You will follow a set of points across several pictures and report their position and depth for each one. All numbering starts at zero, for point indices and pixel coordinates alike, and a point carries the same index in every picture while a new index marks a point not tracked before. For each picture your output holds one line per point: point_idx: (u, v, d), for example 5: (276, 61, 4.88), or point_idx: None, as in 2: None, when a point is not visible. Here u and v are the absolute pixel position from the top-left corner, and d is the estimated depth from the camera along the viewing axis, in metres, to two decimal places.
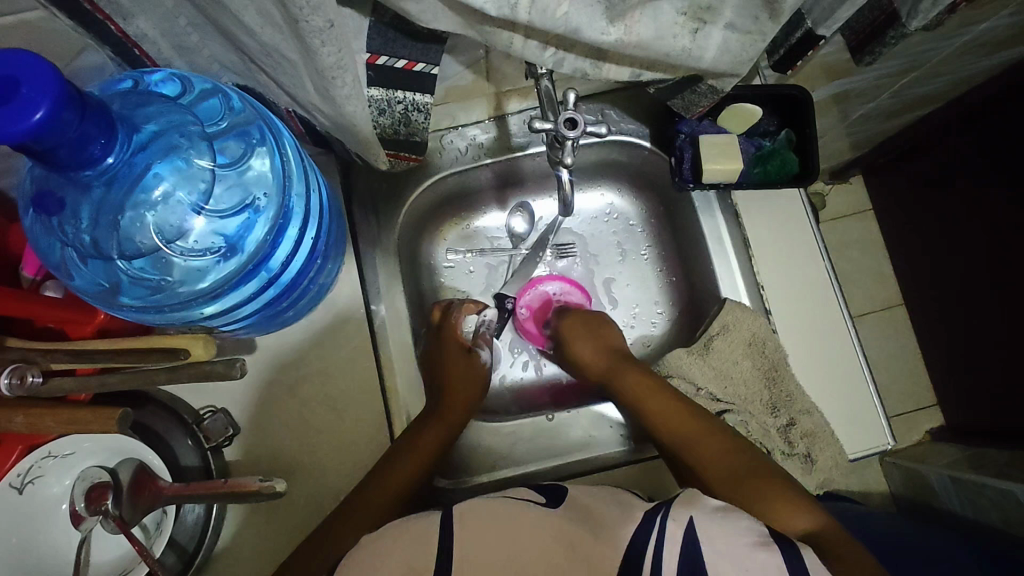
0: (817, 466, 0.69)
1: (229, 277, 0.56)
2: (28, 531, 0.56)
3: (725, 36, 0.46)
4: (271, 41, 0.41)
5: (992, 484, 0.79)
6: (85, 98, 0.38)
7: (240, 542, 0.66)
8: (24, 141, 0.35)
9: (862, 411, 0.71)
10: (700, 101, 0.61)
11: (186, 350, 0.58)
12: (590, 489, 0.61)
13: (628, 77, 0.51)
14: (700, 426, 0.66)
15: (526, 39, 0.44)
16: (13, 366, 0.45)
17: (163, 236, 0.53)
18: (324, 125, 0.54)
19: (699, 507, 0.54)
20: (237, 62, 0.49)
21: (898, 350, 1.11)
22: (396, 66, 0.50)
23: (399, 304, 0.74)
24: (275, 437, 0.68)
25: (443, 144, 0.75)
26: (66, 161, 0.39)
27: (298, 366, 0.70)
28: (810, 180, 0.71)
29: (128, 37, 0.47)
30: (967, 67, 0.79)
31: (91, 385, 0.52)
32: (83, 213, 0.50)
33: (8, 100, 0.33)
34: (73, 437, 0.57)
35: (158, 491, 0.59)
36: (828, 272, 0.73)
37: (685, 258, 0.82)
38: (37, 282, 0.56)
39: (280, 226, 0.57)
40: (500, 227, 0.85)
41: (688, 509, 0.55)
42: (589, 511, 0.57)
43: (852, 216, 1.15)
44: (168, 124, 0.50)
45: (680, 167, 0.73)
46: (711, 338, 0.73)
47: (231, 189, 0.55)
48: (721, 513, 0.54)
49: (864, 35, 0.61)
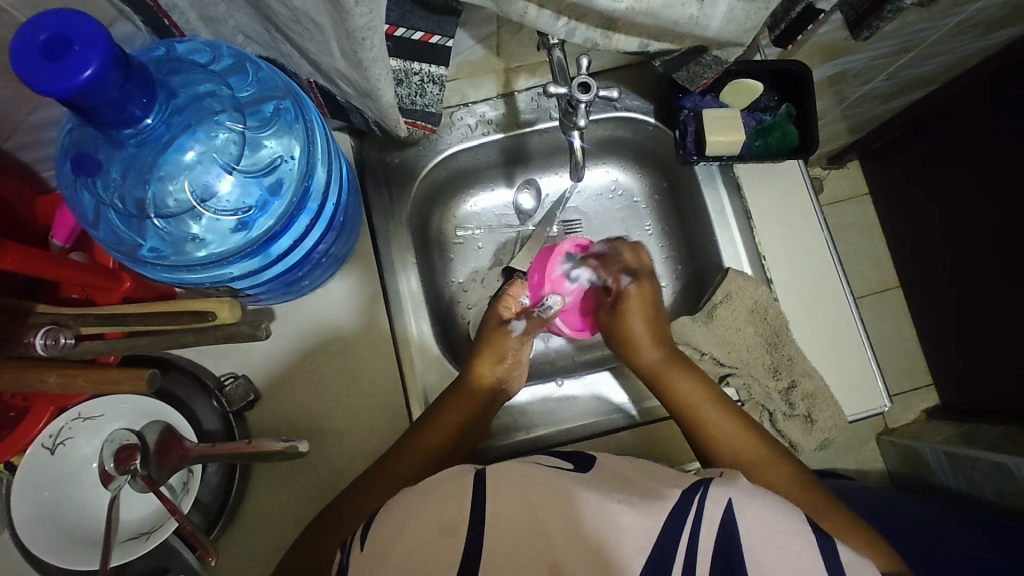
0: (817, 426, 0.73)
1: (257, 238, 0.58)
2: (61, 488, 0.59)
3: (731, 5, 0.48)
4: (302, 5, 0.43)
5: (988, 458, 0.82)
6: (129, 61, 0.40)
7: (260, 509, 0.68)
8: (73, 97, 0.37)
9: (859, 373, 0.75)
10: (704, 73, 0.63)
11: (214, 313, 0.60)
12: (618, 459, 0.61)
13: (636, 48, 0.53)
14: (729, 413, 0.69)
15: (540, 9, 0.46)
16: (47, 328, 0.49)
17: (196, 195, 0.56)
18: (346, 94, 0.56)
19: (737, 488, 0.54)
20: (262, 33, 0.53)
21: (894, 330, 1.14)
22: (414, 38, 0.52)
23: (413, 277, 0.77)
24: (293, 408, 0.71)
25: (453, 121, 0.78)
26: (107, 119, 0.41)
27: (316, 339, 0.72)
28: (809, 152, 0.73)
29: (160, 7, 0.49)
30: (962, 48, 0.81)
31: (120, 348, 0.53)
32: (119, 170, 0.53)
33: (62, 57, 0.36)
34: (101, 399, 0.60)
35: (183, 451, 0.60)
36: (828, 244, 0.76)
37: (688, 233, 0.84)
38: (66, 250, 0.57)
39: (306, 188, 0.58)
40: (507, 204, 0.87)
41: (724, 488, 0.54)
42: (623, 479, 0.57)
43: (848, 199, 1.18)
44: (201, 90, 0.53)
45: (683, 141, 0.75)
46: (714, 306, 0.75)
47: (261, 152, 0.57)
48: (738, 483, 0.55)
49: (863, 10, 0.62)
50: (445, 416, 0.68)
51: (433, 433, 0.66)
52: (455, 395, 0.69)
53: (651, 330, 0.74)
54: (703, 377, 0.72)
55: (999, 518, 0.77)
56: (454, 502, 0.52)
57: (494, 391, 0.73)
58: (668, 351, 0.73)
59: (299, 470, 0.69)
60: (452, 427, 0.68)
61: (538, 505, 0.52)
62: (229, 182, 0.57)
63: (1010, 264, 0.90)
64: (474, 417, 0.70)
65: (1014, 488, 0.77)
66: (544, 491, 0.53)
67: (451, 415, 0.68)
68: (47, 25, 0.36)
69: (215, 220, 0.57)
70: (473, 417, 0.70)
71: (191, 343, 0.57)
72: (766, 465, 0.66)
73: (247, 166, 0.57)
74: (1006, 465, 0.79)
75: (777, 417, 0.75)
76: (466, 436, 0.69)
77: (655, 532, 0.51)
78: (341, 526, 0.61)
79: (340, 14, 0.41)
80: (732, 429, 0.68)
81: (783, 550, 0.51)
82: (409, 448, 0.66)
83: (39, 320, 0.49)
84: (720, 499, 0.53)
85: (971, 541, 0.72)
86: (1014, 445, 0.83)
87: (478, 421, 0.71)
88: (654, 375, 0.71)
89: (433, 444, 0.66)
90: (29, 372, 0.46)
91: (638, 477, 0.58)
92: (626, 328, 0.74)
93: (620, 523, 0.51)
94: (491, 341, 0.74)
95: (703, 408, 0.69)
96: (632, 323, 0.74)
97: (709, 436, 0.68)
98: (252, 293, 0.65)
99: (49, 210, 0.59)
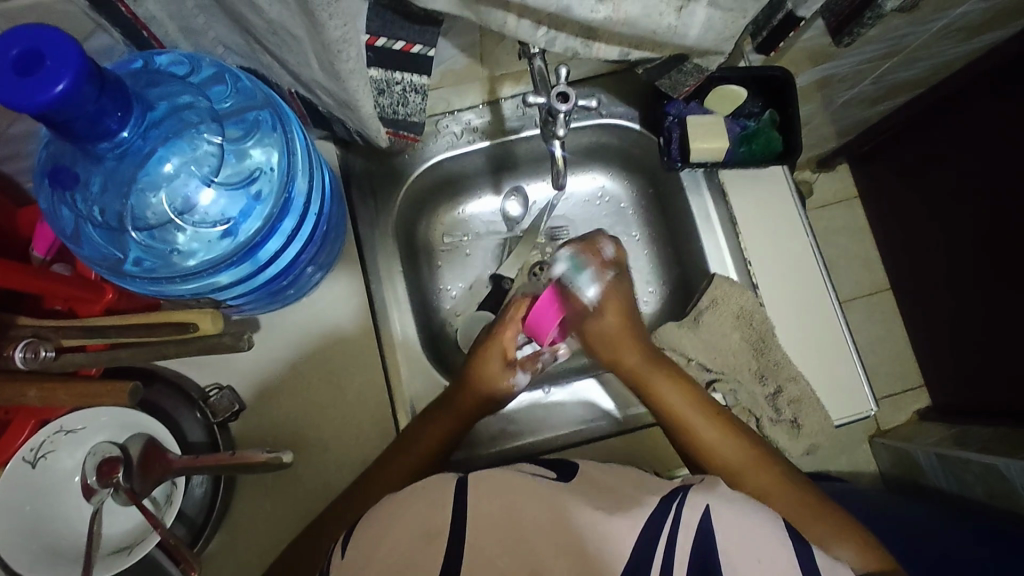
0: (803, 431, 0.73)
1: (239, 249, 0.57)
2: (42, 501, 0.58)
3: (709, 14, 0.49)
4: (278, 17, 0.43)
5: (977, 460, 0.82)
6: (104, 74, 0.40)
7: (246, 519, 0.68)
8: (46, 112, 0.37)
9: (846, 378, 0.75)
10: (686, 81, 0.63)
11: (195, 324, 0.60)
12: (602, 466, 0.61)
13: (617, 56, 0.53)
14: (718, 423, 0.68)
15: (520, 18, 0.46)
16: (28, 341, 0.48)
17: (175, 208, 0.56)
18: (326, 104, 0.56)
19: (714, 493, 0.54)
20: (242, 44, 0.53)
21: (884, 333, 1.15)
22: (395, 47, 0.52)
23: (399, 284, 0.76)
24: (279, 419, 0.70)
25: (439, 129, 0.78)
26: (83, 133, 0.41)
27: (302, 349, 0.72)
28: (793, 157, 0.74)
29: (138, 20, 0.49)
30: (946, 52, 0.82)
31: (103, 359, 0.54)
32: (96, 182, 0.53)
33: (35, 71, 0.36)
34: (85, 412, 0.59)
35: (168, 464, 0.60)
36: (813, 249, 0.76)
37: (675, 238, 0.84)
38: (47, 262, 0.57)
39: (286, 199, 0.58)
40: (494, 212, 0.87)
41: (703, 495, 0.54)
42: (605, 488, 0.57)
43: (838, 203, 1.18)
44: (180, 102, 0.53)
45: (668, 147, 0.75)
46: (700, 311, 0.75)
47: (240, 164, 0.57)
48: (724, 496, 0.54)
49: (843, 17, 0.63)
50: (439, 416, 0.68)
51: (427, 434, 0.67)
52: (442, 413, 0.68)
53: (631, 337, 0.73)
54: (687, 382, 0.71)
55: (989, 520, 0.77)
56: (440, 510, 0.52)
57: (482, 407, 0.71)
58: (647, 357, 0.72)
59: (291, 480, 0.69)
60: (441, 432, 0.68)
61: (523, 514, 0.52)
62: (210, 194, 0.57)
63: (1001, 267, 0.91)
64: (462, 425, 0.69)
65: (1005, 489, 0.78)
66: (528, 498, 0.53)
67: (451, 415, 0.68)
68: (17, 40, 0.35)
69: (196, 232, 0.57)
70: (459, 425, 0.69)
71: (173, 355, 0.59)
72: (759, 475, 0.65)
73: (227, 177, 0.57)
74: (995, 467, 0.79)
75: (765, 423, 0.74)
76: (448, 446, 0.69)
77: (635, 538, 0.51)
78: (327, 534, 0.61)
79: (316, 27, 0.41)
80: (711, 433, 0.67)
81: (761, 552, 0.51)
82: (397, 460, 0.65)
83: (20, 334, 0.49)
84: (698, 506, 0.53)
85: (961, 544, 0.73)
86: (1002, 447, 0.83)
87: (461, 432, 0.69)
88: (636, 380, 0.71)
89: (417, 452, 0.66)
90: (8, 388, 0.46)
91: (625, 483, 0.58)
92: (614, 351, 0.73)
93: (606, 530, 0.51)
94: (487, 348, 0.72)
95: (683, 412, 0.68)
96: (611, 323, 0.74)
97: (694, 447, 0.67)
98: (235, 304, 0.65)
99: (31, 222, 0.58)
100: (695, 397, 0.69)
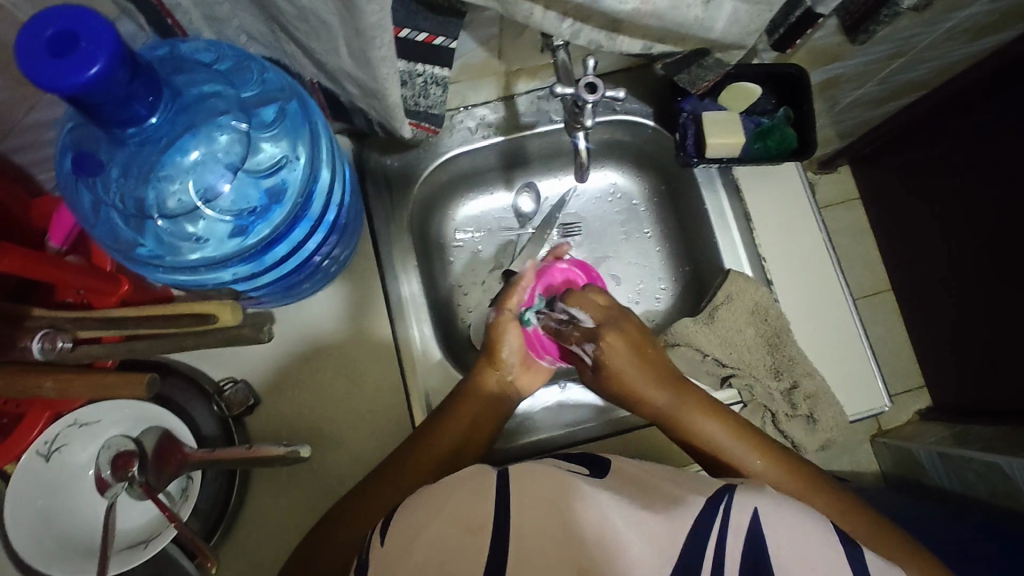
0: (819, 427, 0.73)
1: (259, 241, 0.57)
2: (55, 495, 0.58)
3: (735, 7, 0.49)
4: (310, 4, 0.43)
5: (982, 459, 0.83)
6: (136, 59, 0.40)
7: (254, 513, 0.67)
8: (77, 94, 0.37)
9: (859, 374, 0.75)
10: (706, 75, 0.64)
11: (215, 315, 0.60)
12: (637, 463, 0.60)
13: (640, 50, 0.53)
14: (748, 439, 0.66)
15: (546, 10, 0.46)
16: (44, 332, 0.48)
17: (198, 195, 0.55)
18: (349, 94, 0.56)
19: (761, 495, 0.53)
20: (266, 33, 0.53)
21: (887, 333, 1.15)
22: (418, 39, 0.52)
23: (414, 279, 0.76)
24: (291, 414, 0.70)
25: (453, 124, 0.78)
26: (111, 117, 0.41)
27: (315, 344, 0.71)
28: (810, 152, 0.73)
29: (162, 7, 0.49)
30: (952, 53, 0.83)
31: (119, 350, 0.52)
32: (119, 169, 0.52)
33: (68, 53, 0.35)
34: (99, 405, 0.59)
35: (183, 457, 0.59)
36: (827, 245, 0.77)
37: (687, 234, 0.84)
38: (63, 252, 0.57)
39: (310, 189, 0.58)
40: (506, 208, 0.87)
41: (751, 495, 0.53)
42: (643, 485, 0.56)
43: (843, 204, 1.19)
44: (206, 90, 0.53)
45: (683, 143, 0.76)
46: (716, 307, 0.75)
47: (266, 152, 0.57)
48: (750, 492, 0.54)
49: (859, 15, 0.64)
50: (461, 409, 0.67)
51: (444, 433, 0.66)
52: (463, 404, 0.68)
53: (643, 376, 0.67)
54: (716, 408, 0.67)
55: (995, 520, 0.78)
56: (474, 502, 0.52)
57: (500, 398, 0.70)
58: (669, 390, 0.67)
59: (300, 476, 0.68)
60: (462, 426, 0.67)
61: (547, 509, 0.51)
62: (232, 183, 0.56)
63: (1004, 267, 0.91)
64: (487, 419, 0.69)
65: (1011, 487, 0.78)
66: (550, 495, 0.52)
67: (467, 411, 0.68)
68: (54, 21, 0.35)
69: (216, 221, 0.57)
70: (479, 420, 0.68)
71: (192, 346, 0.57)
72: (806, 490, 0.63)
73: (250, 166, 0.56)
74: (1001, 466, 0.80)
75: (780, 418, 0.74)
76: (469, 443, 0.67)
77: (676, 542, 0.51)
78: (343, 530, 0.61)
79: (351, 11, 0.41)
80: (744, 450, 0.65)
81: (804, 557, 0.50)
82: (415, 451, 0.65)
83: (36, 325, 0.48)
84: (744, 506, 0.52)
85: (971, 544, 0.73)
86: (1008, 445, 0.84)
87: (484, 429, 0.68)
88: (667, 419, 0.67)
89: (440, 452, 0.65)
90: (24, 378, 0.44)
91: (662, 479, 0.57)
92: (611, 380, 0.67)
93: (624, 524, 0.51)
94: (491, 347, 0.72)
95: (713, 438, 0.66)
96: (615, 370, 0.67)
97: (727, 466, 0.65)
98: (252, 296, 0.65)
99: (47, 212, 0.58)
100: (720, 419, 0.66)
